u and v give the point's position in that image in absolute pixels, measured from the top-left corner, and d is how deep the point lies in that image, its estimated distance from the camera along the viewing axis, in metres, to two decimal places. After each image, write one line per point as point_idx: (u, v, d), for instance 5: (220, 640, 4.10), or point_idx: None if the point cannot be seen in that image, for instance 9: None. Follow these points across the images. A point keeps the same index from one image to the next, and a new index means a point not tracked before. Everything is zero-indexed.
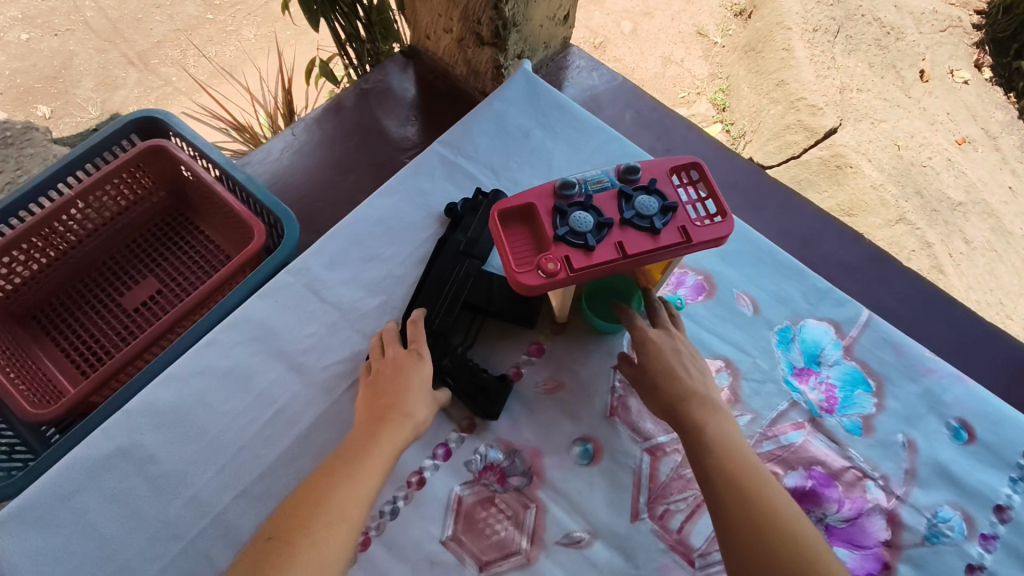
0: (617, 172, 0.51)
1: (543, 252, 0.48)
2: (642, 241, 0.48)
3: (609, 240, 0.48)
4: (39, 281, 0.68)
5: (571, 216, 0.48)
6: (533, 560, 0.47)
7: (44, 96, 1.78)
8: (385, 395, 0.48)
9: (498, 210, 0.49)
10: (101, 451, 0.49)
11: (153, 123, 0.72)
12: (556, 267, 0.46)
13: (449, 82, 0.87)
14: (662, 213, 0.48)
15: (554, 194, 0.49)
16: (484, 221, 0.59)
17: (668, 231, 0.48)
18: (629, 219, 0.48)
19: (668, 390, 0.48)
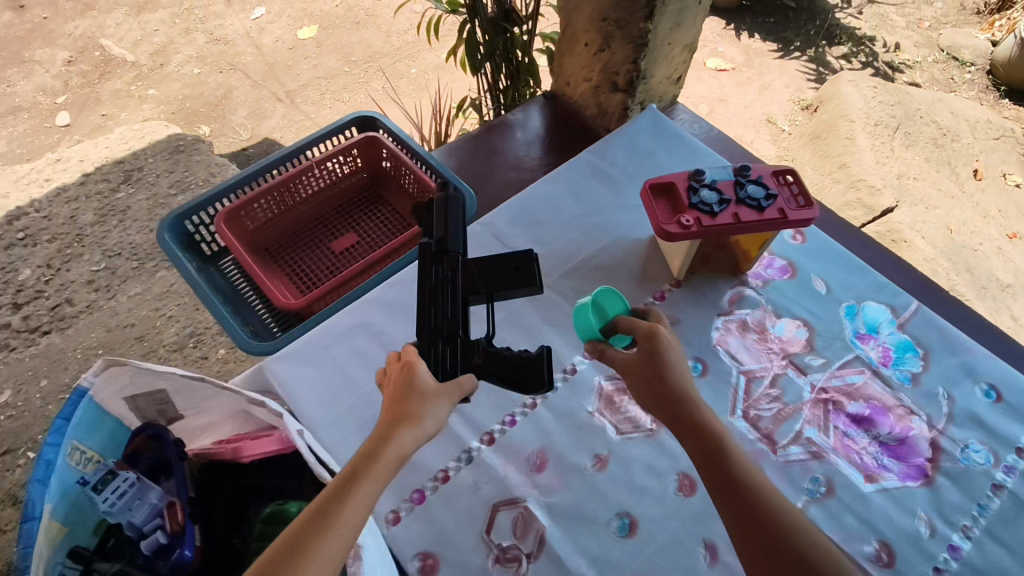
0: (734, 169, 0.70)
1: (680, 213, 0.67)
2: (751, 214, 0.66)
3: (728, 211, 0.66)
4: (273, 223, 0.91)
5: (701, 192, 0.67)
6: (655, 434, 0.64)
7: (206, 118, 2.12)
8: (396, 405, 0.50)
9: (648, 184, 0.69)
10: (349, 323, 0.69)
11: (369, 120, 0.96)
12: (690, 223, 0.66)
13: (579, 120, 1.08)
14: (767, 198, 0.67)
15: (689, 178, 0.69)
16: (445, 216, 0.60)
17: (770, 211, 0.67)
18: (743, 199, 0.67)
19: (672, 391, 0.53)
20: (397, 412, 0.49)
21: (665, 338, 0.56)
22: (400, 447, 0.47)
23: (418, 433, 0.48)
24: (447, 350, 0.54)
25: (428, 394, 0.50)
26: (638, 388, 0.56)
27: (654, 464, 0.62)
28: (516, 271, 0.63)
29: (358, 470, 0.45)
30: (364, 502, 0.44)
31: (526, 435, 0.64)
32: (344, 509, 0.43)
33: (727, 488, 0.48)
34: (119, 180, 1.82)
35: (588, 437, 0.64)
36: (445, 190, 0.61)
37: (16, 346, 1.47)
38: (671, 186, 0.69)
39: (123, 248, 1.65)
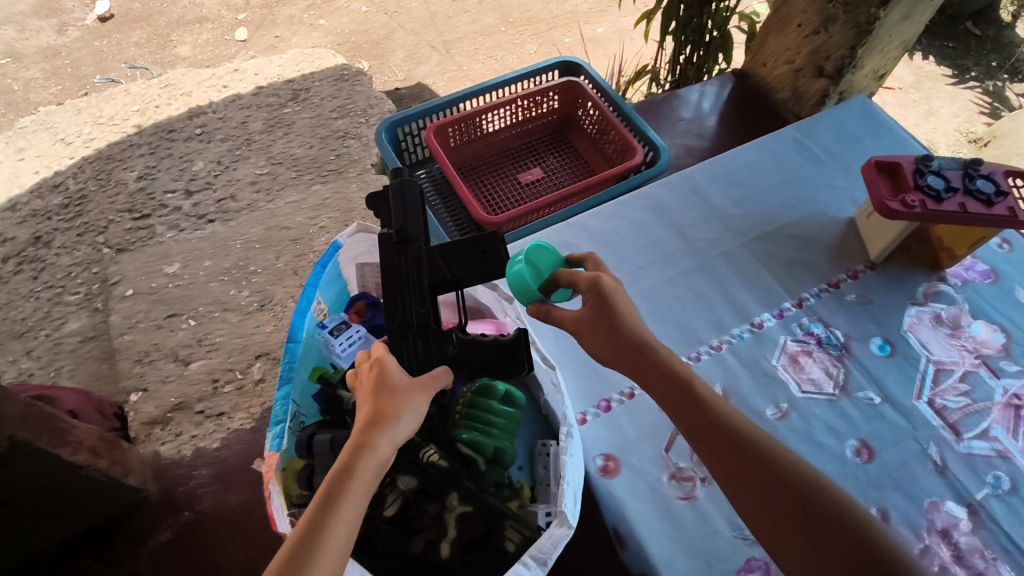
0: (964, 162, 0.69)
1: (903, 193, 0.67)
2: (979, 207, 0.66)
3: (955, 200, 0.66)
4: (469, 146, 0.97)
5: (929, 177, 0.67)
6: (837, 400, 0.66)
7: (367, 54, 2.24)
8: (368, 410, 0.46)
9: (873, 161, 0.70)
10: (553, 241, 0.74)
11: (571, 66, 1.00)
12: (914, 203, 0.66)
13: (767, 102, 1.08)
14: (998, 194, 0.66)
15: (916, 162, 0.69)
16: (402, 202, 0.57)
17: (1000, 206, 0.66)
18: (972, 191, 0.66)
19: (635, 342, 0.51)
20: (373, 414, 0.46)
21: (608, 285, 0.53)
22: (379, 453, 0.44)
23: (395, 437, 0.45)
24: (418, 344, 0.54)
25: (404, 393, 0.48)
26: (592, 340, 0.53)
27: (833, 425, 0.64)
28: (483, 254, 0.59)
29: (336, 487, 0.41)
30: (350, 519, 0.41)
31: (710, 373, 0.67)
32: (331, 526, 0.39)
33: (714, 444, 0.47)
34: (286, 97, 1.87)
35: (771, 389, 0.66)
36: (400, 176, 0.57)
37: (185, 228, 1.53)
38: (894, 167, 0.70)
39: (286, 157, 1.70)
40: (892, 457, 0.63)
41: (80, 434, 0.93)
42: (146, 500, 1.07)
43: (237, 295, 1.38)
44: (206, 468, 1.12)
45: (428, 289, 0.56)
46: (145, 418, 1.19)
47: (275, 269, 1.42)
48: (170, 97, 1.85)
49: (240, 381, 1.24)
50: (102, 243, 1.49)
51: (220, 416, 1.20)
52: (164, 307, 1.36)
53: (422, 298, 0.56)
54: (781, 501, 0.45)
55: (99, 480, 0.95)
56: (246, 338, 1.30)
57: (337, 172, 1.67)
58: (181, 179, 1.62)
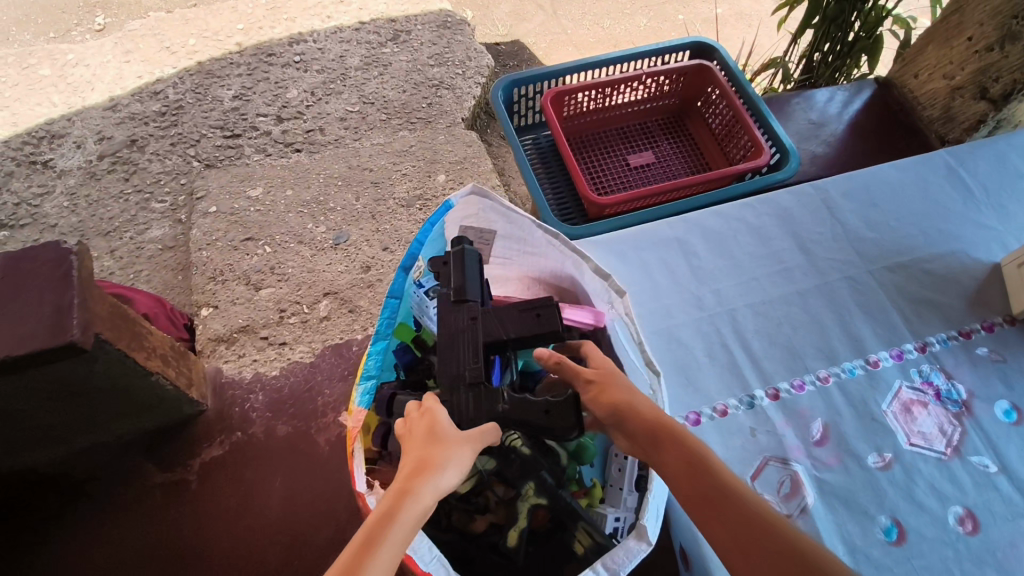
0: None
1: None
2: None
3: None
4: (582, 119, 0.92)
5: None
6: (949, 460, 0.59)
7: (472, 4, 2.18)
8: (412, 457, 0.43)
9: None
10: (665, 233, 0.70)
11: (705, 48, 0.93)
12: None
13: (909, 119, 0.99)
14: None
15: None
16: (460, 266, 0.57)
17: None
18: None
19: (639, 409, 0.47)
20: (419, 461, 0.42)
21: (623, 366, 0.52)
22: (423, 504, 0.40)
23: (438, 487, 0.41)
24: (469, 398, 0.50)
25: (451, 442, 0.44)
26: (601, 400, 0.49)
27: (940, 488, 0.58)
28: (538, 317, 0.56)
29: (374, 537, 0.37)
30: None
31: (813, 406, 0.61)
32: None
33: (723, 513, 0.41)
34: (387, 37, 1.78)
35: (877, 435, 0.60)
36: (461, 242, 0.58)
37: (271, 154, 1.53)
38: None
39: (377, 99, 1.65)
40: (1000, 534, 0.56)
41: (154, 341, 0.94)
42: (202, 414, 1.09)
43: (312, 231, 1.35)
44: (260, 394, 1.12)
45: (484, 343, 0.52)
46: (211, 334, 1.19)
47: (352, 210, 1.39)
48: (274, 20, 1.78)
49: (306, 315, 1.22)
50: (191, 155, 1.51)
51: (282, 346, 1.19)
52: (241, 229, 1.35)
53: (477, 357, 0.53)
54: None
55: (166, 389, 0.97)
56: (315, 274, 1.28)
57: (426, 122, 1.61)
58: (273, 105, 1.60)
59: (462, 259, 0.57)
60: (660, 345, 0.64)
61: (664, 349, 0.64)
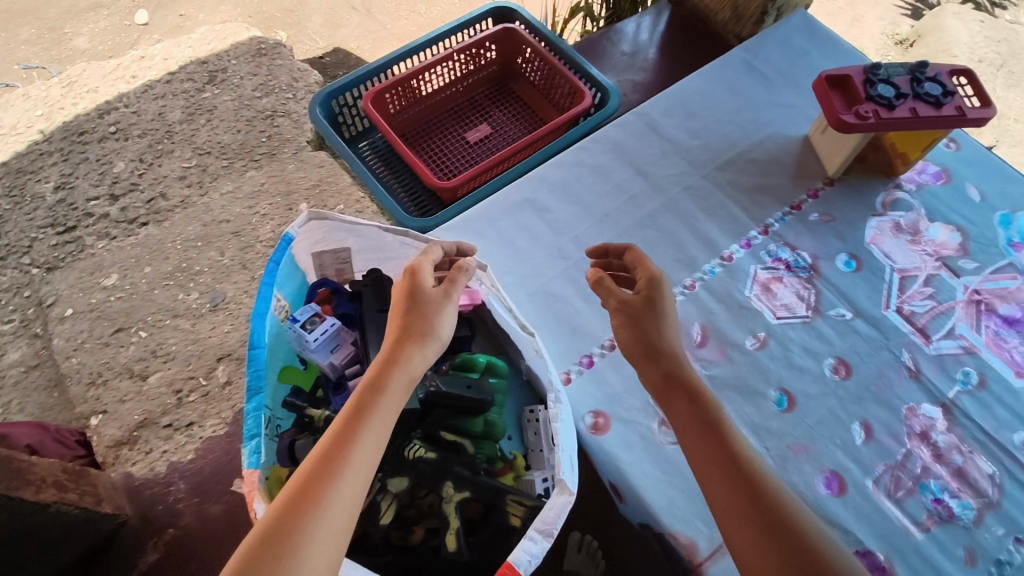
0: (909, 66, 0.69)
1: (857, 105, 0.67)
2: (928, 110, 0.66)
3: (905, 105, 0.66)
4: (411, 111, 0.92)
5: (879, 86, 0.67)
6: (812, 320, 0.66)
7: (282, 24, 2.09)
8: (399, 328, 0.51)
9: (824, 75, 0.69)
10: (513, 197, 0.71)
11: (506, 12, 0.95)
12: (868, 114, 0.66)
13: (707, 27, 1.07)
14: (944, 95, 0.67)
15: (864, 74, 0.68)
16: (378, 286, 0.62)
17: (949, 109, 0.67)
18: (921, 94, 0.66)
19: (675, 368, 0.53)
20: (405, 331, 0.50)
21: (664, 290, 0.57)
22: (410, 370, 0.49)
23: (425, 355, 0.50)
24: None
25: (434, 305, 0.52)
26: (625, 334, 0.56)
27: (810, 347, 0.64)
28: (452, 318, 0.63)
29: (368, 402, 0.46)
30: (380, 432, 0.46)
31: (687, 314, 0.65)
32: (362, 439, 0.45)
33: (734, 508, 0.45)
34: (203, 81, 1.69)
35: (747, 319, 0.65)
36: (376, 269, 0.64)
37: (116, 235, 1.41)
38: (841, 81, 0.69)
39: (214, 146, 1.56)
40: (870, 370, 0.63)
41: (41, 471, 0.86)
42: (125, 525, 1.01)
43: (185, 300, 1.28)
44: (182, 482, 1.06)
45: None
46: (109, 440, 1.11)
47: (221, 266, 1.33)
48: (74, 96, 1.64)
49: (205, 387, 1.16)
50: (28, 263, 1.37)
51: (191, 426, 1.12)
52: (108, 323, 1.26)
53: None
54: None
55: (72, 514, 0.90)
56: (202, 343, 1.21)
57: (271, 155, 1.55)
58: (103, 183, 1.47)
59: (378, 280, 0.63)
60: (539, 304, 0.65)
61: (544, 307, 0.65)
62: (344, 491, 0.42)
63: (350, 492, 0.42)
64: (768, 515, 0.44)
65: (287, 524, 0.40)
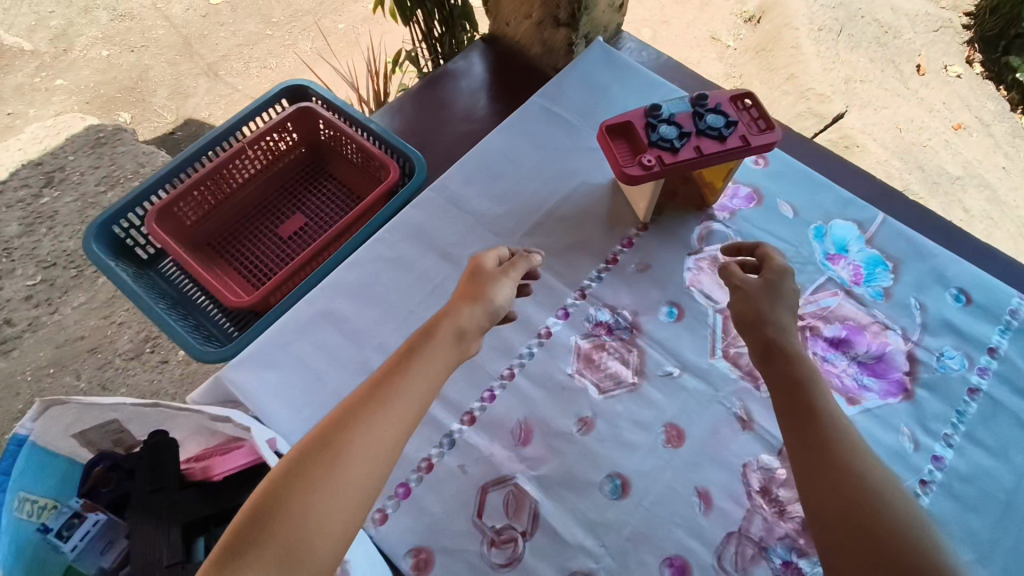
0: (691, 98, 0.66)
1: (641, 153, 0.64)
2: (713, 145, 0.63)
3: (690, 144, 0.63)
4: (212, 215, 0.84)
5: (660, 127, 0.64)
6: (638, 386, 0.62)
7: (124, 104, 1.96)
8: (463, 292, 0.58)
9: (605, 125, 0.65)
10: (307, 313, 0.65)
11: (299, 89, 0.88)
12: (652, 162, 0.62)
13: (524, 61, 1.03)
14: (728, 126, 0.64)
15: (645, 115, 0.65)
16: (153, 458, 0.55)
17: (734, 138, 0.64)
18: (704, 130, 0.64)
19: (773, 335, 0.56)
20: (464, 293, 0.57)
21: (784, 274, 0.60)
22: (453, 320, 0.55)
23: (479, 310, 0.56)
24: None
25: (490, 277, 0.59)
26: (740, 305, 0.60)
27: (640, 418, 0.61)
28: (241, 484, 0.55)
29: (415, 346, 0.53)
30: (428, 372, 0.51)
31: (508, 408, 0.61)
32: (407, 376, 0.50)
33: (816, 466, 0.48)
34: (40, 184, 1.55)
35: (571, 400, 0.61)
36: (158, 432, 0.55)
37: None
38: (624, 126, 0.65)
39: (58, 257, 1.43)
40: (701, 429, 0.60)
41: None
42: None
43: None
44: None
45: (179, 525, 0.54)
46: None
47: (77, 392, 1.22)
48: None
49: None
50: None
51: None
52: None
53: (165, 529, 0.53)
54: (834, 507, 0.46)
55: None
56: None
57: None
58: None
59: (156, 449, 0.55)
60: None
61: None
62: (388, 417, 0.47)
63: (395, 420, 0.48)
64: (846, 485, 0.46)
65: (336, 437, 0.46)
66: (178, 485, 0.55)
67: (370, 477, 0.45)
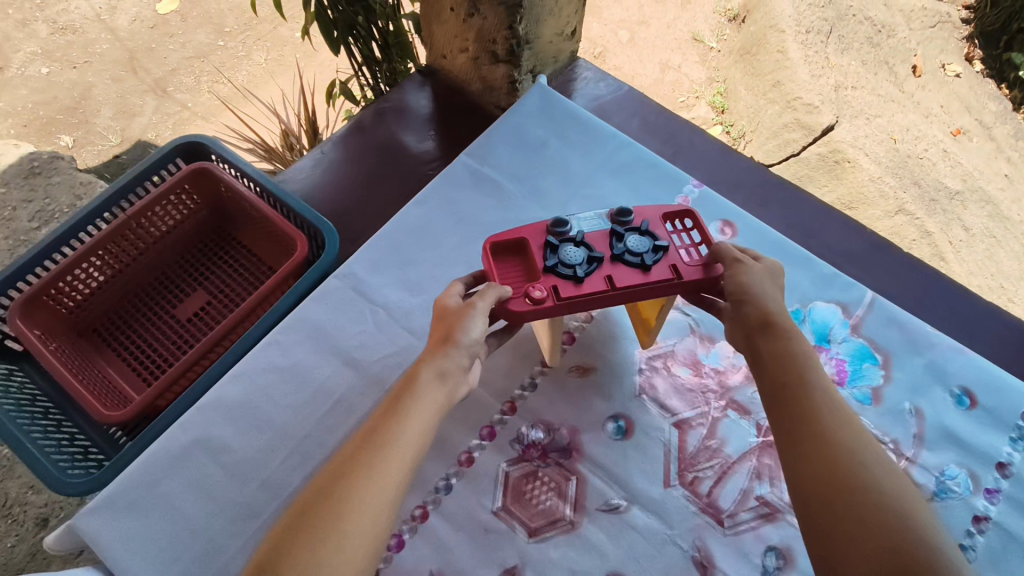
0: (611, 215, 0.56)
1: (533, 281, 0.53)
2: (630, 275, 0.53)
3: (598, 273, 0.53)
4: (95, 299, 0.72)
5: (561, 250, 0.53)
6: (577, 526, 0.51)
7: (65, 126, 1.84)
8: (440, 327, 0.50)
9: (491, 242, 0.54)
10: (180, 442, 0.54)
11: (196, 146, 0.77)
12: (543, 295, 0.51)
13: (465, 99, 0.92)
14: (652, 252, 0.53)
15: (548, 234, 0.55)
16: None
17: (660, 269, 0.53)
18: (619, 255, 0.53)
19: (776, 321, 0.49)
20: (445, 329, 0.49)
21: (766, 267, 0.52)
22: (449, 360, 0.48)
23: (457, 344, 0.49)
24: None
25: (459, 313, 0.50)
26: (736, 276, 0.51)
27: (578, 568, 0.50)
28: None
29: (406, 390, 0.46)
30: (416, 420, 0.45)
31: (418, 559, 0.50)
32: (398, 430, 0.44)
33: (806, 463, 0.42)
34: None
35: (494, 547, 0.50)
36: None
37: None
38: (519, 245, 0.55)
39: None
40: None
41: None
42: None
43: None
44: None
45: None
46: None
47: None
48: None
49: None
50: None
51: None
52: None
53: None
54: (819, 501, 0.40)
55: None
56: None
57: None
58: None
59: None
60: None
61: None
62: (382, 470, 0.42)
63: (393, 469, 0.42)
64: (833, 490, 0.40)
65: (327, 493, 0.41)
66: None
67: (369, 536, 0.40)
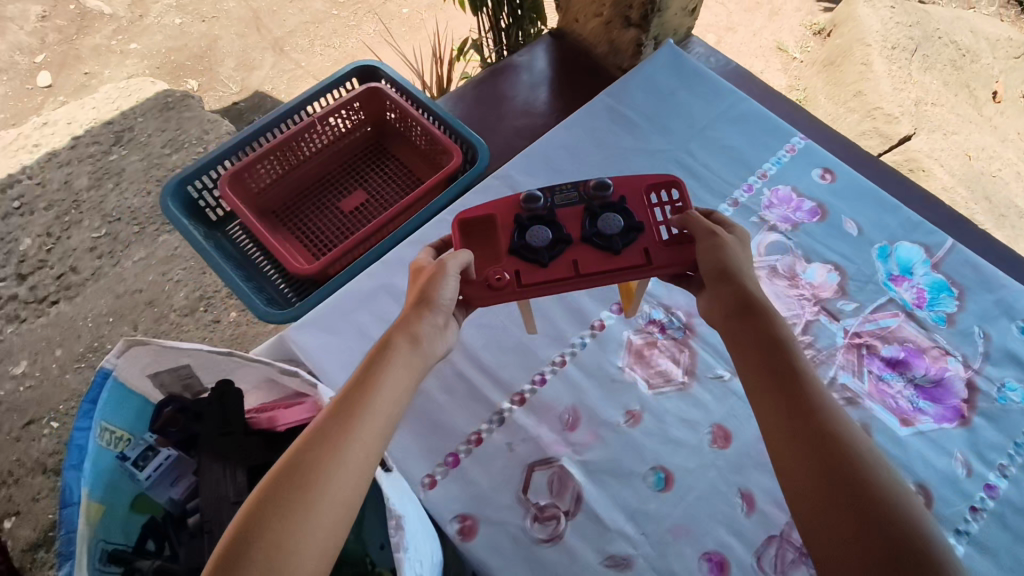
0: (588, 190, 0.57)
1: (500, 263, 0.55)
2: (595, 261, 0.55)
3: (565, 258, 0.55)
4: (277, 187, 0.87)
5: (530, 232, 0.55)
6: (688, 386, 0.63)
7: (192, 72, 2.03)
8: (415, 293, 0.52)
9: (462, 219, 0.56)
10: (368, 285, 0.67)
11: (369, 70, 0.91)
12: (507, 279, 0.54)
13: (589, 59, 1.04)
14: (621, 235, 0.55)
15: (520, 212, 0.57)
16: (222, 406, 0.60)
17: (631, 251, 0.55)
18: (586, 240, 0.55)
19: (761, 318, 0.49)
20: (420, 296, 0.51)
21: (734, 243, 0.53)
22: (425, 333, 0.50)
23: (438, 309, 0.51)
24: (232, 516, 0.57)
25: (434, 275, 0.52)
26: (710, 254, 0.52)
27: (687, 416, 0.62)
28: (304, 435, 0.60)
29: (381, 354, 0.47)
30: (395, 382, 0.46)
31: (558, 394, 0.63)
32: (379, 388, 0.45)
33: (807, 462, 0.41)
34: (110, 143, 1.67)
35: (621, 393, 0.63)
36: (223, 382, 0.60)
37: (26, 316, 1.41)
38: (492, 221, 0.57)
39: (123, 213, 1.54)
40: (748, 433, 0.61)
41: None
42: None
43: None
44: None
45: (244, 467, 0.59)
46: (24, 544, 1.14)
47: None
48: None
49: None
50: None
51: None
52: (18, 414, 1.29)
53: (232, 471, 0.59)
54: (819, 481, 0.39)
55: None
56: None
57: None
58: (9, 263, 1.47)
59: (225, 398, 0.60)
60: None
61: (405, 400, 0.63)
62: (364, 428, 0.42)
63: (371, 427, 0.43)
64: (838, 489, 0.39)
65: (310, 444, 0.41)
66: (247, 431, 0.60)
67: (350, 482, 0.40)
